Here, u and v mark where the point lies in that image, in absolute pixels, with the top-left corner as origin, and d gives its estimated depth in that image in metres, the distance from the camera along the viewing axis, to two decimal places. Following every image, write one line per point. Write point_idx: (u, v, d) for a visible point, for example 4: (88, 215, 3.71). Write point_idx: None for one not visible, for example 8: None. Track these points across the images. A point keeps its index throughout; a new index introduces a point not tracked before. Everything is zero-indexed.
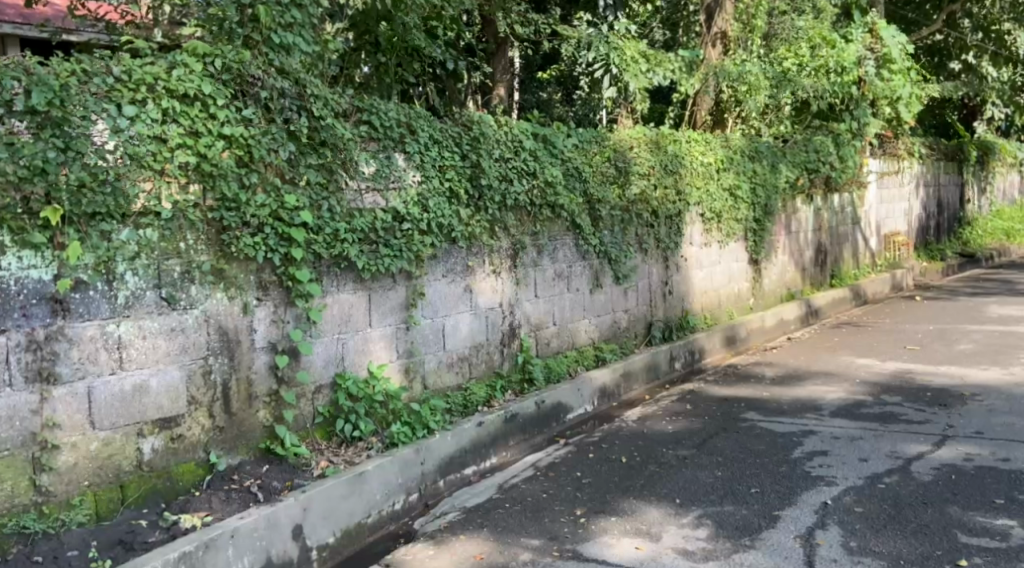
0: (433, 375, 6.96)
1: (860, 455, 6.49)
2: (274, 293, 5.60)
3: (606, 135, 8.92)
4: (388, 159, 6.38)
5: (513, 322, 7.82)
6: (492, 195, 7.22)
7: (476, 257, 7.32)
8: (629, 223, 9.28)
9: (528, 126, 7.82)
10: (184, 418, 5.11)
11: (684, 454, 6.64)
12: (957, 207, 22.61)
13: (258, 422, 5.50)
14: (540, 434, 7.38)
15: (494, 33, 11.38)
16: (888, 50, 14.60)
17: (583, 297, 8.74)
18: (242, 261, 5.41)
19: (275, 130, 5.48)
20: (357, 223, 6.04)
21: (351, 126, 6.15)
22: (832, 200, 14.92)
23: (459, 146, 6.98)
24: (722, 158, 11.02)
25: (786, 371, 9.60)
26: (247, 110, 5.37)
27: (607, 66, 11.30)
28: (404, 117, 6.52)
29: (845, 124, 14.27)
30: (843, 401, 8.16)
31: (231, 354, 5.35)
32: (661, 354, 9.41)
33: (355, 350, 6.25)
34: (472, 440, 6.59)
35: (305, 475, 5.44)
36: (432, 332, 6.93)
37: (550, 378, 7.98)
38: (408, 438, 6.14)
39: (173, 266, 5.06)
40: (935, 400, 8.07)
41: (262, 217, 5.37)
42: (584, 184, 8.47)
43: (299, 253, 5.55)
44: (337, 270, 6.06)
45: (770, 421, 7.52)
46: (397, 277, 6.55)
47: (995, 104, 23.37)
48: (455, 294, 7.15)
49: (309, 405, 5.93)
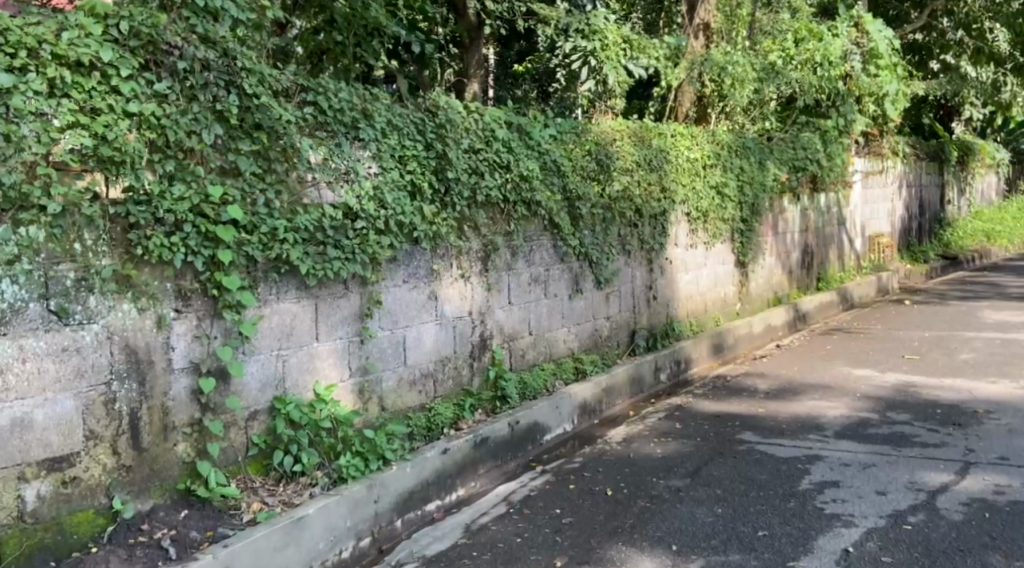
0: (391, 395, 6.09)
1: (877, 486, 5.63)
2: (196, 303, 4.77)
3: (586, 126, 8.09)
4: (339, 147, 5.52)
5: (484, 333, 6.96)
6: (459, 190, 6.36)
7: (441, 260, 6.45)
8: (611, 222, 8.46)
9: (502, 114, 7.01)
10: (79, 457, 4.33)
11: (677, 486, 5.80)
12: (938, 207, 22.00)
13: (176, 457, 4.71)
14: (514, 459, 6.54)
15: (471, 23, 10.37)
16: (875, 44, 13.70)
17: (562, 303, 7.91)
18: (155, 266, 4.59)
19: (198, 109, 4.67)
20: (301, 220, 5.17)
21: (293, 107, 5.29)
22: (818, 200, 14.18)
23: (423, 133, 6.14)
24: (708, 154, 10.24)
25: (779, 383, 8.79)
26: (160, 83, 4.55)
27: (585, 57, 10.43)
28: (358, 99, 5.68)
29: (833, 120, 13.41)
30: (846, 418, 7.34)
31: (141, 378, 4.55)
32: (646, 366, 8.60)
33: (298, 369, 5.38)
34: (435, 471, 5.74)
35: (232, 523, 4.67)
36: (391, 346, 6.07)
37: (525, 393, 7.13)
38: (359, 471, 5.29)
39: (65, 272, 4.24)
40: (947, 418, 7.20)
41: (180, 212, 4.56)
42: (563, 179, 7.64)
43: (226, 256, 4.73)
44: (276, 275, 5.17)
45: (769, 443, 6.70)
46: (349, 283, 5.68)
47: (974, 103, 22.76)
48: (418, 302, 6.28)
49: (242, 434, 5.06)
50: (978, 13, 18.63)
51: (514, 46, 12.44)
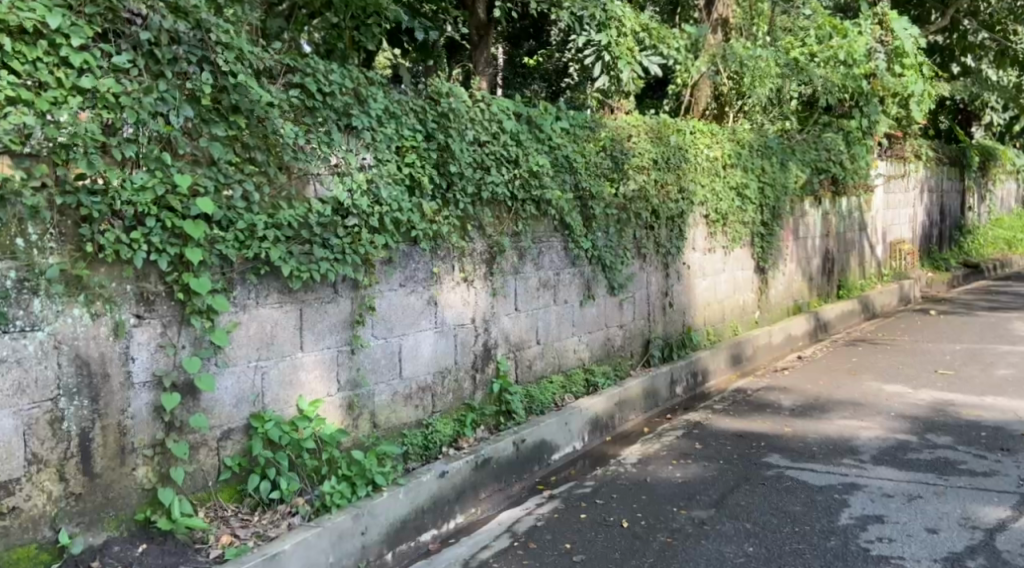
0: (385, 411, 5.49)
1: (927, 523, 5.04)
2: (161, 307, 4.19)
3: (601, 120, 7.51)
4: (327, 136, 4.95)
5: (487, 342, 6.37)
6: (463, 185, 5.80)
7: (443, 262, 5.87)
8: (626, 224, 7.86)
9: (511, 103, 6.43)
10: (19, 485, 3.76)
11: (702, 517, 5.22)
12: (959, 214, 21.31)
13: (134, 484, 4.13)
14: (519, 482, 5.96)
15: (479, 20, 9.66)
16: (900, 42, 13.00)
17: (573, 310, 7.32)
18: (113, 266, 4.03)
19: (164, 88, 4.10)
20: (284, 216, 4.60)
21: (277, 90, 4.73)
22: (840, 204, 13.54)
23: (423, 123, 5.59)
24: (729, 152, 9.64)
25: (805, 399, 8.16)
26: (120, 56, 3.99)
27: (599, 52, 9.80)
28: (352, 82, 5.09)
29: (856, 121, 12.78)
30: (882, 440, 6.73)
31: (95, 394, 3.98)
32: (661, 378, 8.01)
33: (280, 382, 4.80)
34: (431, 498, 5.16)
35: (197, 560, 4.10)
36: (385, 357, 5.48)
37: (531, 409, 6.54)
38: (345, 499, 4.72)
39: (4, 270, 3.69)
40: (993, 442, 6.59)
41: (141, 203, 4.00)
42: (575, 177, 7.06)
43: (195, 255, 4.16)
44: (255, 277, 4.59)
45: (799, 468, 6.09)
46: (339, 286, 5.11)
47: (996, 107, 22.06)
48: (417, 307, 5.69)
49: (212, 456, 4.48)
50: (1001, 14, 17.92)
51: (523, 45, 11.55)
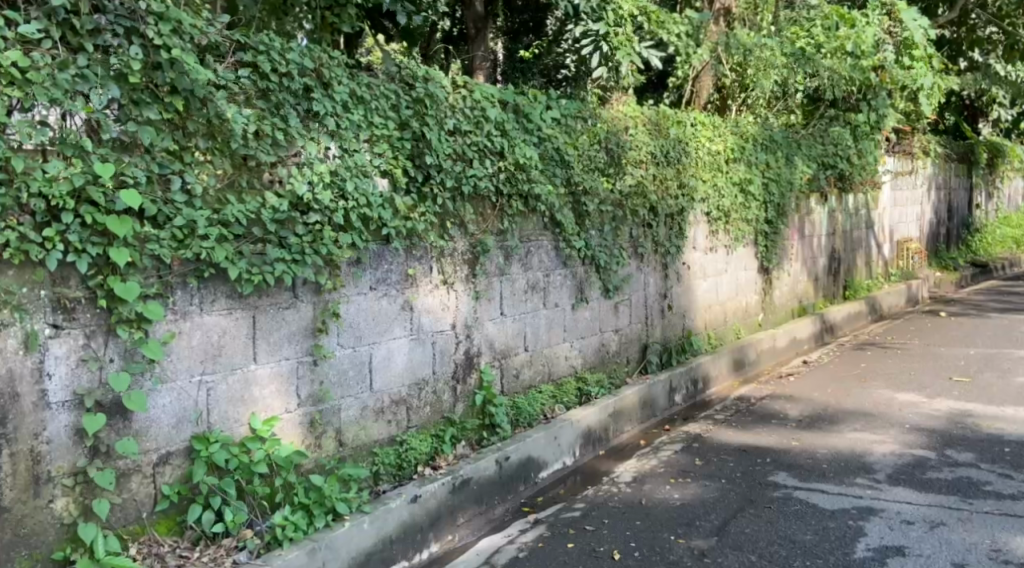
0: (353, 428, 4.96)
1: (953, 556, 4.52)
2: (83, 316, 3.67)
3: (595, 109, 6.97)
4: (285, 121, 4.40)
5: (470, 351, 5.83)
6: (441, 179, 5.27)
7: (419, 262, 5.33)
8: (622, 222, 7.32)
9: (497, 90, 5.89)
10: None
11: (701, 547, 4.70)
12: (967, 212, 20.76)
13: (51, 518, 3.62)
14: (502, 503, 5.44)
15: (476, 11, 9.11)
16: (909, 34, 12.32)
17: (564, 314, 6.78)
18: (23, 267, 3.52)
19: (84, 63, 3.62)
20: (231, 212, 4.07)
21: (224, 68, 4.20)
22: (847, 201, 12.98)
23: (397, 109, 5.05)
24: (732, 146, 9.10)
25: (812, 409, 7.63)
26: (29, 26, 3.50)
27: (597, 42, 9.18)
28: (313, 61, 4.54)
29: (864, 114, 12.19)
30: (899, 456, 6.19)
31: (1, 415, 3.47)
32: (659, 387, 7.48)
33: (229, 399, 4.27)
34: (401, 526, 4.63)
35: None
36: (353, 368, 4.94)
37: (518, 421, 6.02)
38: (301, 530, 4.19)
39: None
40: (1019, 460, 6.05)
41: (55, 196, 3.51)
42: (567, 170, 6.52)
43: (121, 255, 3.66)
44: (197, 281, 4.05)
45: (809, 489, 5.56)
46: (299, 290, 4.58)
47: (1004, 102, 21.48)
48: (389, 313, 5.15)
49: (147, 484, 3.96)
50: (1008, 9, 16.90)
51: (523, 40, 10.96)
